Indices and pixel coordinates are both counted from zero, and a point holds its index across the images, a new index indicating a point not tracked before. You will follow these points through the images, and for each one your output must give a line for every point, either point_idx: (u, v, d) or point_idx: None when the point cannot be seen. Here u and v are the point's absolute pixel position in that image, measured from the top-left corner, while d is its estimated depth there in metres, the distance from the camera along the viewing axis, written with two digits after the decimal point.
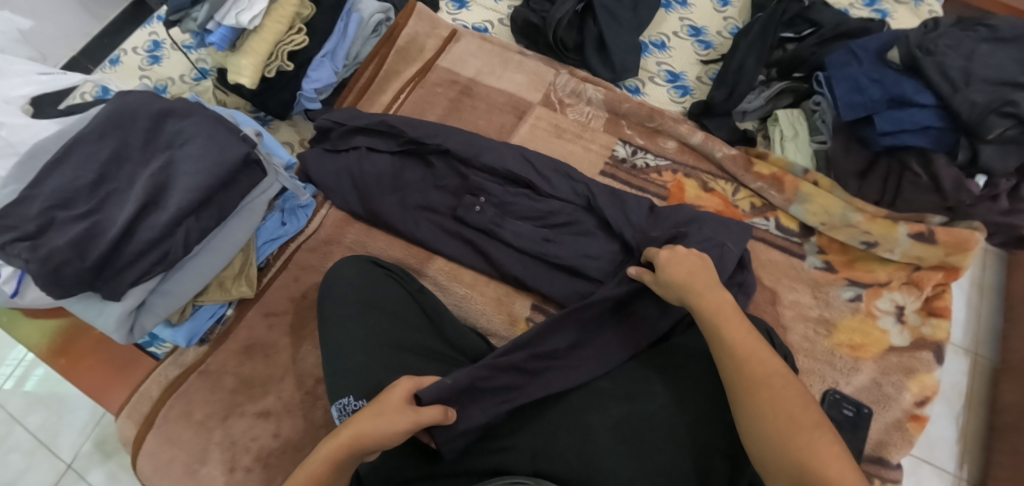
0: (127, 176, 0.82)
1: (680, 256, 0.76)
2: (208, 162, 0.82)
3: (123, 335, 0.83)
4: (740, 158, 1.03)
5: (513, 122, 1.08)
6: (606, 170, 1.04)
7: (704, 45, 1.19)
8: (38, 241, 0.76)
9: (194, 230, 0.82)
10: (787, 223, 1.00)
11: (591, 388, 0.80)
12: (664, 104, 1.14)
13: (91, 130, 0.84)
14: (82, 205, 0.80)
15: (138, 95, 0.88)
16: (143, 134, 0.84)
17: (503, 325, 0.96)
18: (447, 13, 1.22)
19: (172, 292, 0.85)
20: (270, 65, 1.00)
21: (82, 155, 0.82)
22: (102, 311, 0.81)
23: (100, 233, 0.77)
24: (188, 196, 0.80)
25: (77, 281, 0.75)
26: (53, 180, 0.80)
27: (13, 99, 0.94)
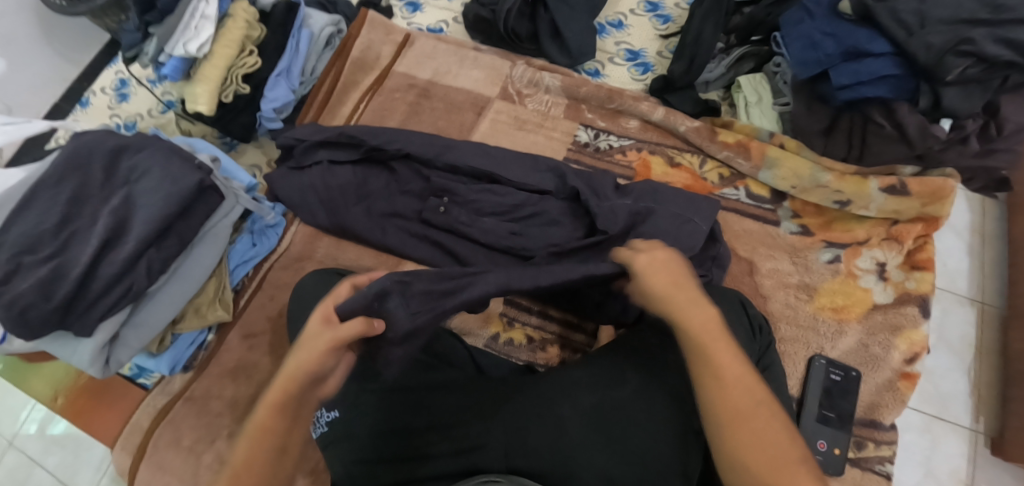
0: (89, 214, 0.82)
1: (653, 264, 0.64)
2: (165, 192, 0.81)
3: (99, 369, 0.83)
4: (704, 129, 1.00)
5: (473, 119, 1.07)
6: (570, 156, 1.03)
7: (662, 19, 1.19)
8: (3, 288, 0.76)
9: (157, 260, 0.82)
10: (758, 190, 0.97)
11: (561, 378, 0.77)
12: (625, 84, 1.13)
13: (51, 173, 0.82)
14: (46, 247, 0.79)
15: (97, 133, 0.87)
16: (102, 171, 0.84)
17: (477, 323, 0.95)
18: (401, 17, 1.23)
19: (144, 323, 0.85)
20: (226, 89, 1.00)
21: (44, 199, 0.81)
22: (76, 348, 0.82)
23: (65, 273, 0.77)
24: (147, 228, 0.80)
25: (44, 322, 0.76)
26: (18, 226, 0.80)
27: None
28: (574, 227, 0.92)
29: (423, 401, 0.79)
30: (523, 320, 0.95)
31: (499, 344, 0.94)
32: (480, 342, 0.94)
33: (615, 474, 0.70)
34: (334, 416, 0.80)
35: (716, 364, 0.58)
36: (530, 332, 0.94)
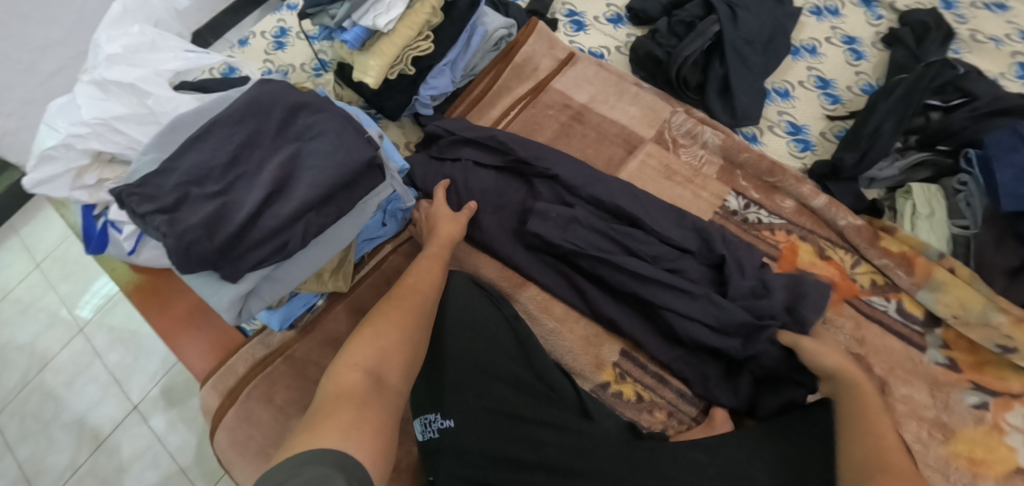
0: (258, 160, 0.82)
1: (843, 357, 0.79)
2: (337, 160, 0.82)
3: (231, 316, 0.83)
4: (866, 230, 0.95)
5: (622, 156, 1.04)
6: (715, 220, 0.98)
7: (832, 99, 1.11)
8: (173, 216, 0.76)
9: (313, 225, 0.82)
10: (911, 308, 0.91)
11: (685, 460, 0.75)
12: (782, 157, 1.07)
13: (232, 112, 0.83)
14: (214, 184, 0.79)
15: (278, 84, 0.88)
16: (277, 123, 0.84)
17: (588, 366, 0.90)
18: (564, 34, 1.19)
19: (280, 280, 0.84)
20: (394, 68, 1.00)
21: (220, 135, 0.82)
22: (217, 290, 0.81)
23: (229, 215, 0.77)
24: (312, 190, 0.80)
25: (202, 260, 0.75)
26: (190, 157, 0.81)
27: (163, 72, 0.95)
28: (699, 279, 0.89)
29: (537, 438, 0.77)
30: (637, 376, 0.89)
31: (606, 394, 0.89)
32: (586, 386, 0.90)
33: None
34: (447, 424, 0.78)
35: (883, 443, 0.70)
36: (641, 390, 0.89)
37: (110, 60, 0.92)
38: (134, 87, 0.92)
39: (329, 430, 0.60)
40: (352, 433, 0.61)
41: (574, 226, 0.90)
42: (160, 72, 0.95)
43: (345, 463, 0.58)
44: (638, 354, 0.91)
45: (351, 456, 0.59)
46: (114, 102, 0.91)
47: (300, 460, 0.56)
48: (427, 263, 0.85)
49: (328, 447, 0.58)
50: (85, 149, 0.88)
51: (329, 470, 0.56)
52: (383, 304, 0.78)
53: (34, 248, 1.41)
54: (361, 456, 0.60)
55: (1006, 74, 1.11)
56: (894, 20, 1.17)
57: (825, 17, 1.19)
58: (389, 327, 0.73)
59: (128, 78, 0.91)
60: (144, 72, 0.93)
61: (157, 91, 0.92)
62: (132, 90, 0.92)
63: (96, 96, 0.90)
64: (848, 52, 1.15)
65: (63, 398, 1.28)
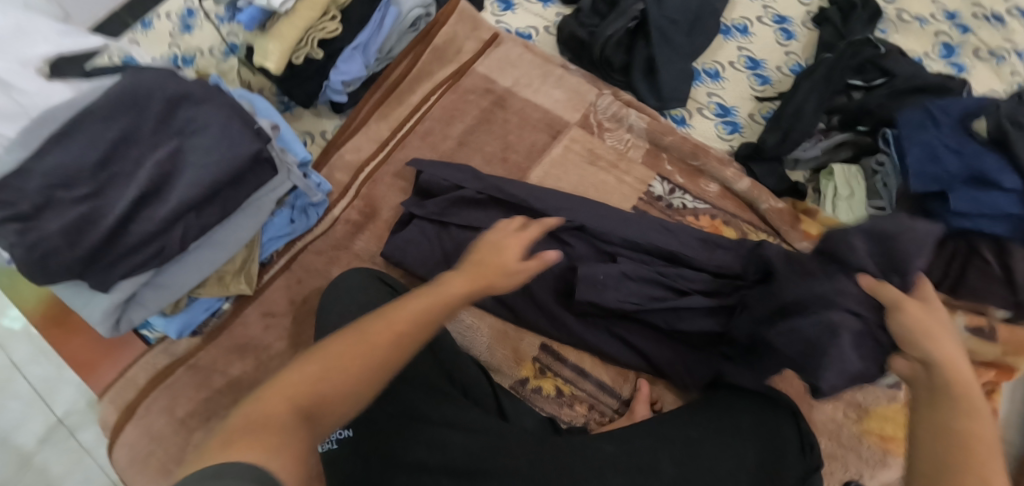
0: (133, 159, 0.77)
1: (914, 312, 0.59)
2: (218, 156, 0.77)
3: (107, 327, 0.79)
4: (787, 212, 0.95)
5: (546, 141, 1.01)
6: (639, 205, 0.96)
7: (761, 80, 1.11)
8: (30, 224, 0.72)
9: (193, 227, 0.78)
10: None
11: (593, 452, 0.73)
12: (710, 140, 1.06)
13: (103, 105, 0.77)
14: (81, 187, 0.74)
15: (157, 72, 0.81)
16: (156, 116, 0.78)
17: (508, 362, 0.88)
18: (491, 13, 1.14)
19: (165, 286, 0.80)
20: (298, 51, 0.95)
21: (90, 132, 0.76)
22: (89, 302, 0.77)
23: (96, 220, 0.73)
24: (191, 190, 0.75)
25: (63, 271, 0.71)
26: (54, 156, 0.74)
27: (32, 61, 0.87)
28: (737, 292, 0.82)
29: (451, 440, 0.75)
30: (557, 370, 0.88)
31: (525, 390, 0.87)
32: (505, 383, 0.88)
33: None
34: (346, 434, 0.74)
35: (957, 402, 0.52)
36: (561, 384, 0.87)
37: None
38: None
39: (245, 446, 0.47)
40: (271, 455, 0.47)
41: (624, 284, 0.83)
42: (27, 61, 0.86)
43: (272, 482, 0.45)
44: (558, 348, 0.89)
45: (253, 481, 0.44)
46: None
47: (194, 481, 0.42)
48: (425, 300, 0.62)
49: (234, 465, 0.44)
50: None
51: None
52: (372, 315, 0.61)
53: None
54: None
55: (930, 53, 1.14)
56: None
57: None
58: (352, 355, 0.56)
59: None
60: (8, 62, 0.85)
61: (25, 84, 0.85)
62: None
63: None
64: (779, 31, 1.15)
65: None
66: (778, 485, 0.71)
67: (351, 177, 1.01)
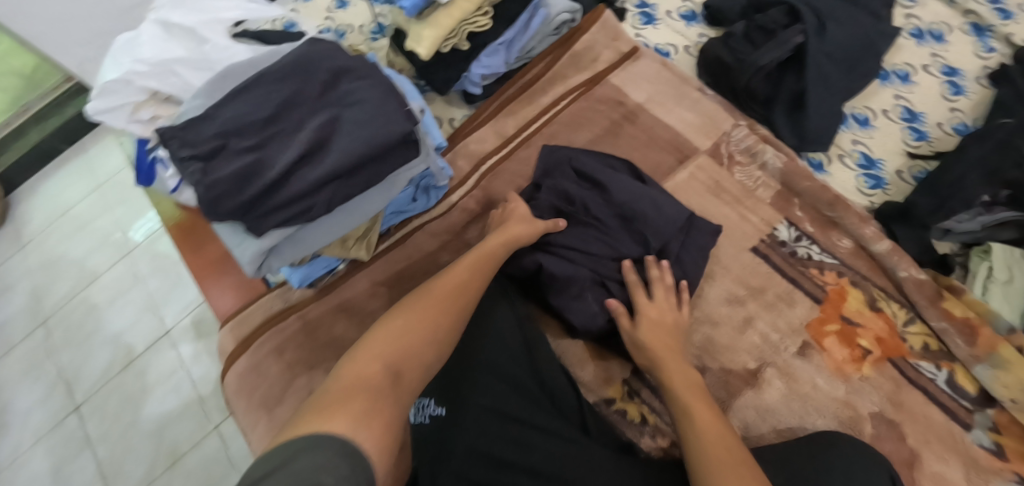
0: (295, 120, 0.81)
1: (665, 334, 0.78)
2: (373, 130, 0.79)
3: (251, 269, 0.83)
4: (930, 286, 0.84)
5: (670, 165, 0.97)
6: (759, 247, 0.91)
7: (916, 134, 1.00)
8: (208, 165, 0.77)
9: (340, 193, 0.81)
10: (963, 381, 0.82)
11: None
12: (847, 192, 0.97)
13: (278, 70, 0.83)
14: (248, 138, 0.79)
15: (329, 45, 0.87)
16: (322, 84, 0.83)
17: (596, 380, 0.86)
18: (631, 26, 1.11)
19: (302, 241, 0.84)
20: (448, 41, 0.95)
21: (265, 90, 0.82)
22: (241, 242, 0.81)
23: (260, 170, 0.77)
24: (345, 158, 0.78)
25: (229, 213, 0.76)
26: (232, 108, 0.81)
27: (224, 20, 0.97)
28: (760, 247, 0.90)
29: (530, 441, 0.73)
30: (644, 398, 0.85)
31: (608, 410, 0.84)
32: (590, 398, 0.85)
33: None
34: (438, 412, 0.74)
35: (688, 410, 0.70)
36: (647, 412, 0.84)
37: (176, 5, 0.96)
38: (193, 32, 0.93)
39: (341, 413, 0.56)
40: (364, 421, 0.56)
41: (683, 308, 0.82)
42: (220, 19, 0.96)
43: (349, 450, 0.53)
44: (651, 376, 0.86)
45: (356, 447, 0.54)
46: (175, 45, 0.92)
47: (298, 448, 0.52)
48: (476, 257, 0.80)
49: (331, 433, 0.54)
50: (143, 87, 0.88)
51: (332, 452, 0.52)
52: (414, 297, 0.74)
53: (94, 171, 1.35)
54: (369, 450, 0.54)
55: None
56: (1008, 55, 1.04)
57: (926, 42, 1.07)
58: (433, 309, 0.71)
59: (189, 22, 0.94)
60: (204, 19, 0.95)
61: (214, 39, 0.93)
62: (191, 35, 0.94)
63: (158, 36, 0.93)
64: (946, 84, 1.04)
65: (102, 314, 1.23)
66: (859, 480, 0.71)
67: (472, 167, 1.02)
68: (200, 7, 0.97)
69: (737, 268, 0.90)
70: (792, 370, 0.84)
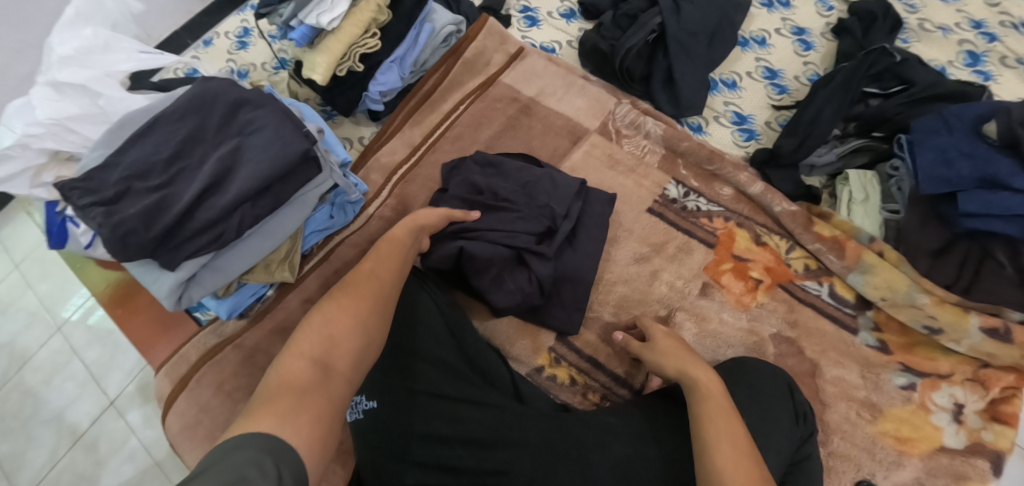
0: (199, 156, 0.87)
1: (683, 362, 0.79)
2: (272, 152, 0.86)
3: (171, 302, 0.87)
4: (801, 215, 0.95)
5: (567, 147, 1.06)
6: (655, 208, 1.00)
7: (779, 89, 1.11)
8: (113, 207, 0.81)
9: (249, 216, 0.86)
10: (842, 292, 0.93)
11: (596, 423, 0.79)
12: (726, 146, 1.08)
13: (174, 109, 0.88)
14: (156, 178, 0.84)
15: (219, 81, 0.92)
16: (219, 119, 0.88)
17: (525, 351, 0.93)
18: (517, 29, 1.20)
19: (221, 269, 0.89)
20: (343, 64, 1.02)
21: (164, 131, 0.87)
22: (157, 278, 0.86)
23: (167, 206, 0.82)
24: (249, 183, 0.84)
25: (139, 249, 0.80)
26: (135, 151, 0.85)
27: (115, 74, 0.98)
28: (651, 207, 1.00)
29: (459, 414, 0.79)
30: (571, 360, 0.92)
31: (540, 377, 0.92)
32: (522, 370, 0.93)
33: (651, 460, 0.76)
34: (371, 405, 0.80)
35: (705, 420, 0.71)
36: (575, 373, 0.92)
37: (62, 63, 0.95)
38: (85, 88, 0.95)
39: (265, 416, 0.60)
40: (292, 421, 0.60)
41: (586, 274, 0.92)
42: (111, 73, 0.98)
43: (278, 448, 0.57)
44: (575, 337, 0.93)
45: (286, 443, 0.58)
46: (68, 103, 0.94)
47: (229, 447, 0.56)
48: (388, 246, 0.82)
49: (262, 430, 0.58)
50: (41, 149, 0.90)
51: (259, 455, 0.55)
52: (334, 291, 0.76)
53: (10, 250, 1.28)
54: (296, 443, 0.59)
55: (954, 61, 1.12)
56: (845, 11, 1.17)
57: (775, 9, 1.19)
58: (353, 300, 0.74)
59: (79, 80, 0.95)
60: (95, 74, 0.97)
61: (109, 92, 0.96)
62: (83, 91, 0.95)
63: (50, 97, 0.93)
64: (797, 43, 1.15)
65: (41, 396, 1.19)
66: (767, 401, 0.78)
67: (385, 179, 1.08)
68: (90, 63, 0.97)
69: (639, 229, 0.99)
70: (699, 309, 0.93)
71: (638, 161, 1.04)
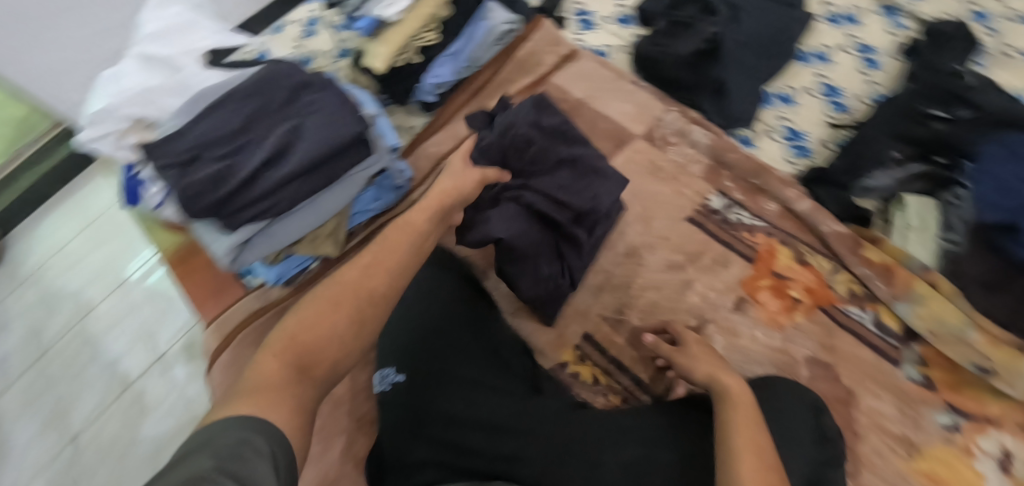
0: (263, 130, 0.90)
1: (718, 371, 0.77)
2: (329, 132, 0.88)
3: (227, 262, 0.93)
4: (849, 237, 0.91)
5: (610, 150, 1.06)
6: (694, 217, 0.98)
7: (837, 107, 1.07)
8: (185, 170, 0.87)
9: (301, 190, 0.90)
10: (887, 320, 0.88)
11: (613, 421, 0.77)
12: (775, 162, 1.05)
13: (245, 88, 0.92)
14: (221, 147, 0.88)
15: (289, 65, 0.96)
16: (284, 98, 0.92)
17: (550, 346, 0.93)
18: (571, 32, 1.21)
19: (273, 237, 0.93)
20: (401, 56, 1.04)
21: (233, 107, 0.91)
22: (217, 239, 0.92)
23: (231, 174, 0.86)
24: (306, 159, 0.87)
25: (202, 211, 0.86)
26: (205, 123, 0.90)
27: (196, 51, 1.03)
28: (689, 216, 0.98)
29: (478, 398, 0.80)
30: (596, 359, 0.92)
31: (563, 373, 0.91)
32: (547, 365, 0.92)
33: (668, 463, 0.71)
34: (399, 379, 0.83)
35: (736, 423, 0.69)
36: (598, 373, 0.91)
37: (150, 39, 1.01)
38: (169, 63, 1.01)
39: (250, 400, 0.59)
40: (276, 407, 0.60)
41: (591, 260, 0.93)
42: (192, 50, 1.03)
43: (269, 431, 0.57)
44: (599, 337, 0.93)
45: (270, 423, 0.58)
46: (153, 76, 0.99)
47: (216, 430, 0.55)
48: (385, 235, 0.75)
49: (242, 416, 0.57)
50: (127, 115, 0.95)
51: (250, 435, 0.55)
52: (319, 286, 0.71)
53: (86, 207, 1.36)
54: (283, 427, 0.59)
55: None
56: (918, 31, 1.11)
57: (841, 25, 1.14)
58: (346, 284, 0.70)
59: (163, 54, 1.00)
60: (178, 50, 1.02)
61: (188, 67, 1.01)
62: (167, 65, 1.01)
63: (138, 70, 1.00)
64: (861, 61, 1.11)
65: (97, 346, 1.24)
66: (787, 417, 0.75)
67: (433, 166, 1.10)
68: (174, 41, 1.03)
69: (675, 237, 0.97)
70: (730, 324, 0.91)
71: (680, 169, 1.02)
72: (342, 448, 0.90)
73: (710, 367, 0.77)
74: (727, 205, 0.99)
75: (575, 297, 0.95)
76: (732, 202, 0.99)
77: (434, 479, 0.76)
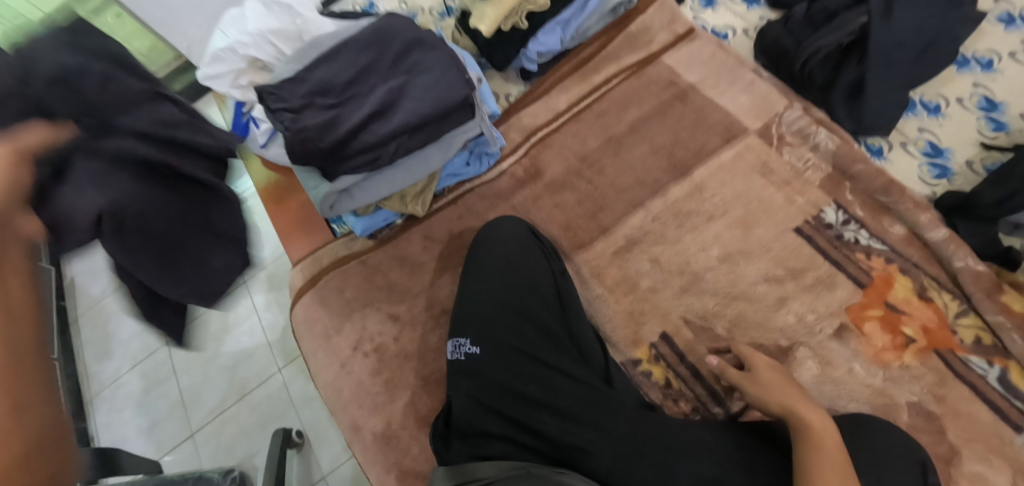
0: (371, 85, 0.88)
1: (798, 402, 0.70)
2: (437, 92, 0.86)
3: (323, 210, 0.91)
4: (987, 277, 0.80)
5: (718, 143, 0.97)
6: (803, 228, 0.89)
7: (994, 125, 0.93)
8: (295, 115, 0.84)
9: (404, 147, 0.87)
10: (1017, 380, 0.77)
11: (690, 432, 0.72)
12: (907, 180, 0.93)
13: (360, 39, 0.90)
14: (333, 97, 0.87)
15: (404, 20, 0.93)
16: (393, 56, 0.90)
17: (624, 341, 0.88)
18: (690, 9, 1.11)
19: (367, 192, 0.91)
20: (508, 19, 0.98)
21: (347, 57, 0.89)
22: (318, 185, 0.90)
23: (338, 124, 0.83)
24: (411, 117, 0.84)
25: (308, 159, 0.83)
26: (319, 72, 0.88)
27: None
28: (795, 228, 0.89)
29: (554, 383, 0.78)
30: (671, 362, 0.86)
31: (634, 371, 0.86)
32: (617, 359, 0.88)
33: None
34: (474, 350, 0.81)
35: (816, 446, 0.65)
36: (671, 376, 0.85)
37: None
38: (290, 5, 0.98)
39: None
40: None
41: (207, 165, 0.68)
42: None
43: None
44: (676, 340, 0.87)
45: None
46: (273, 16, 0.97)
47: None
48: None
49: None
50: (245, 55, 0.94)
51: None
52: None
53: None
54: None
55: None
56: None
57: (1017, 27, 0.98)
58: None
59: None
60: None
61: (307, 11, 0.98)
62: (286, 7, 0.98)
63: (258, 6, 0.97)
64: None
65: None
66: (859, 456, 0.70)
67: (524, 137, 1.04)
68: None
69: (779, 248, 0.89)
70: (826, 352, 0.82)
71: (794, 174, 0.93)
72: (405, 403, 0.90)
73: (783, 392, 0.72)
74: (844, 221, 0.89)
75: (657, 296, 0.89)
76: (851, 217, 0.89)
77: (502, 453, 0.76)
